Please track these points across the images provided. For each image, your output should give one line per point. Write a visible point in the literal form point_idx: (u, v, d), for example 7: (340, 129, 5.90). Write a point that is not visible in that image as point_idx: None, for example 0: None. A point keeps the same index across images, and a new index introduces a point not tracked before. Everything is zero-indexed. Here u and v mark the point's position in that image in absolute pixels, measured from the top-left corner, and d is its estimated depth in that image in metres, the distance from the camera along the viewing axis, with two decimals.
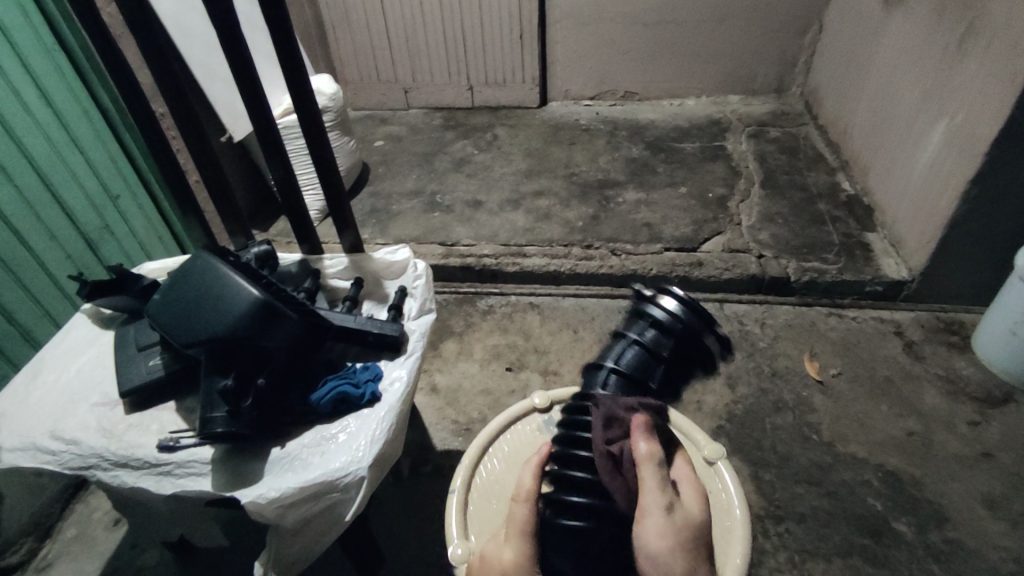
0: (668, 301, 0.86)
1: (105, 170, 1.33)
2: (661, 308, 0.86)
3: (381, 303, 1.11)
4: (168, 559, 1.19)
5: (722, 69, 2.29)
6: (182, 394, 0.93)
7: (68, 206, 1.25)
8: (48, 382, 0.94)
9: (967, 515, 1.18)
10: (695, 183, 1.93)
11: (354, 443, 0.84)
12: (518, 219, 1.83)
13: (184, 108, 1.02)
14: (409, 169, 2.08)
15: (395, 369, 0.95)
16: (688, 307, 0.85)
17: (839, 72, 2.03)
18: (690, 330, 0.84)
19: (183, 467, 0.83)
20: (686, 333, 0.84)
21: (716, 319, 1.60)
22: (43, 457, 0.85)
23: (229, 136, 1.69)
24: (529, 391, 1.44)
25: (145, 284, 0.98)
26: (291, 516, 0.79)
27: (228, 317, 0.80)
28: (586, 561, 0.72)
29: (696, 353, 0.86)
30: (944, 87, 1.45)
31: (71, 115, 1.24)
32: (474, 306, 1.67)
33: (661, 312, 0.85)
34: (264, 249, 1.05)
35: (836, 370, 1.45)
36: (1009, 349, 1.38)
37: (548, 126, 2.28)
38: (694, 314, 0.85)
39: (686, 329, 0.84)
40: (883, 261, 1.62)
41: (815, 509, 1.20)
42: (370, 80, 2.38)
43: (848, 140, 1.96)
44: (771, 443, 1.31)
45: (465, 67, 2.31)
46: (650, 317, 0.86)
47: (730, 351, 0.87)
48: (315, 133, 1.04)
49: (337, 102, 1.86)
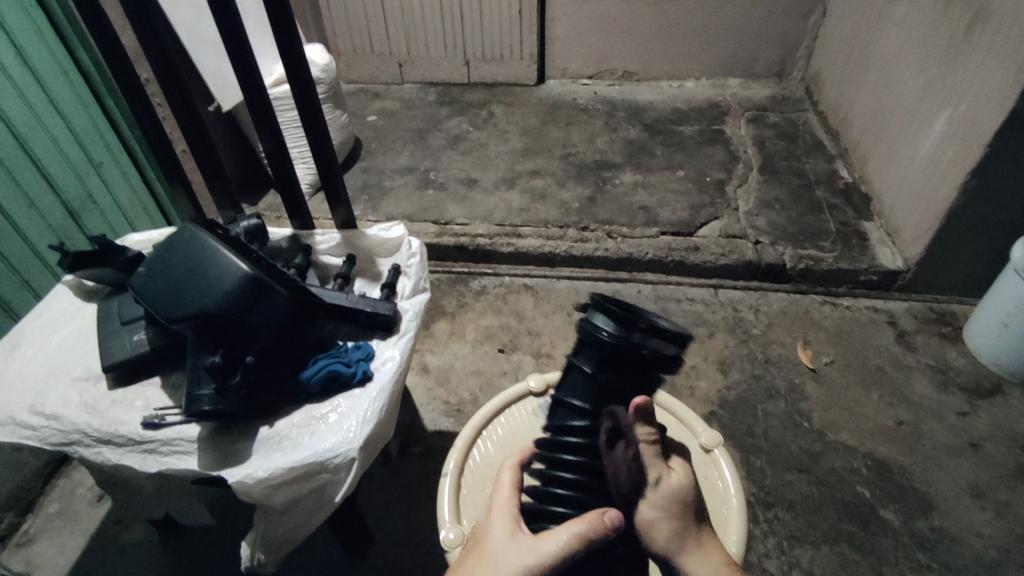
0: (598, 316, 0.67)
1: (87, 136, 1.28)
2: (590, 328, 0.68)
3: (374, 281, 1.09)
4: (153, 535, 1.18)
5: (723, 51, 2.26)
6: (168, 371, 0.91)
7: (48, 173, 1.21)
8: (27, 355, 0.91)
9: (952, 503, 1.19)
10: (694, 167, 1.90)
11: (345, 424, 0.82)
12: (513, 198, 1.80)
13: (171, 73, 0.98)
14: (402, 145, 2.04)
15: (388, 349, 0.93)
16: (614, 319, 0.66)
17: (841, 58, 2.00)
18: (624, 349, 0.65)
19: (169, 444, 0.81)
20: (624, 350, 0.65)
21: (711, 304, 1.59)
22: (22, 432, 0.82)
23: (217, 106, 1.64)
24: (521, 373, 1.43)
25: (129, 256, 0.94)
26: (280, 496, 0.78)
27: (215, 292, 0.78)
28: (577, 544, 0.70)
29: (647, 363, 0.67)
30: (948, 77, 1.43)
31: (51, 78, 1.19)
32: (467, 286, 1.65)
33: (592, 334, 0.67)
34: (254, 223, 1.02)
35: (829, 358, 1.45)
36: (1001, 342, 1.38)
37: (545, 104, 2.24)
38: (625, 321, 0.66)
39: (622, 348, 0.65)
40: (879, 250, 1.62)
41: (804, 495, 1.21)
42: (364, 52, 2.32)
43: (848, 128, 1.94)
44: (762, 430, 1.32)
45: (462, 42, 2.26)
46: (587, 339, 0.69)
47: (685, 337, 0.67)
48: (309, 105, 1.00)
49: (330, 74, 1.81)
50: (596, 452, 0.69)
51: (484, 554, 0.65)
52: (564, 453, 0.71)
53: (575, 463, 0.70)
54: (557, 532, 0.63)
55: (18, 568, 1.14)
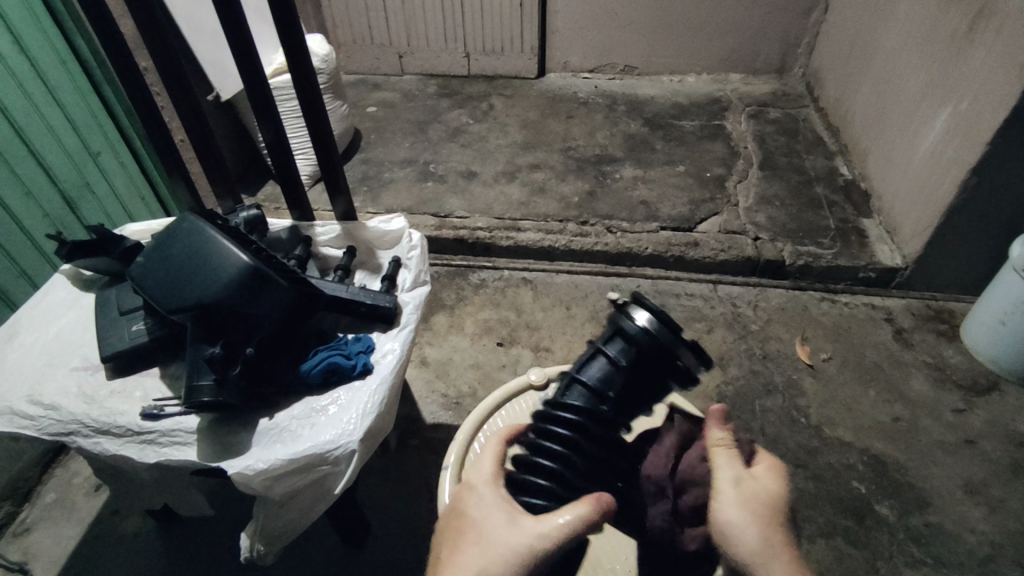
0: (641, 312, 0.71)
1: (84, 124, 1.27)
2: (630, 321, 0.71)
3: (374, 273, 1.08)
4: (151, 526, 1.18)
5: (724, 46, 2.25)
6: (167, 361, 0.91)
7: (45, 161, 1.19)
8: (24, 345, 0.90)
9: (947, 499, 1.20)
10: (694, 162, 1.90)
11: (345, 416, 0.82)
12: (513, 192, 1.80)
13: (170, 61, 0.97)
14: (402, 137, 2.03)
15: (388, 342, 0.93)
16: (659, 322, 0.70)
17: (842, 56, 2.00)
18: (657, 349, 0.69)
19: (168, 435, 0.81)
20: (656, 350, 0.69)
21: (709, 300, 1.59)
22: (20, 422, 0.81)
23: (217, 95, 1.62)
24: (520, 367, 1.43)
25: (128, 246, 0.94)
26: (279, 488, 0.78)
27: (216, 282, 0.78)
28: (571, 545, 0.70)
29: (671, 369, 0.71)
30: (949, 74, 1.43)
31: (47, 65, 1.17)
32: (466, 279, 1.64)
33: (632, 326, 0.70)
34: (253, 214, 1.01)
35: (827, 354, 1.46)
36: (998, 340, 1.38)
37: (545, 97, 2.23)
38: (667, 326, 0.70)
39: (655, 343, 0.69)
40: (878, 247, 1.62)
41: (800, 491, 1.22)
42: (364, 42, 2.30)
43: (848, 125, 1.93)
44: (760, 425, 1.32)
45: (463, 35, 2.25)
46: (623, 331, 0.71)
47: (709, 363, 0.71)
48: (309, 95, 0.99)
49: (329, 64, 1.80)
50: (587, 432, 0.69)
51: (479, 539, 0.66)
52: (557, 427, 0.70)
53: (569, 438, 0.68)
54: (554, 514, 0.65)
55: (15, 557, 1.14)
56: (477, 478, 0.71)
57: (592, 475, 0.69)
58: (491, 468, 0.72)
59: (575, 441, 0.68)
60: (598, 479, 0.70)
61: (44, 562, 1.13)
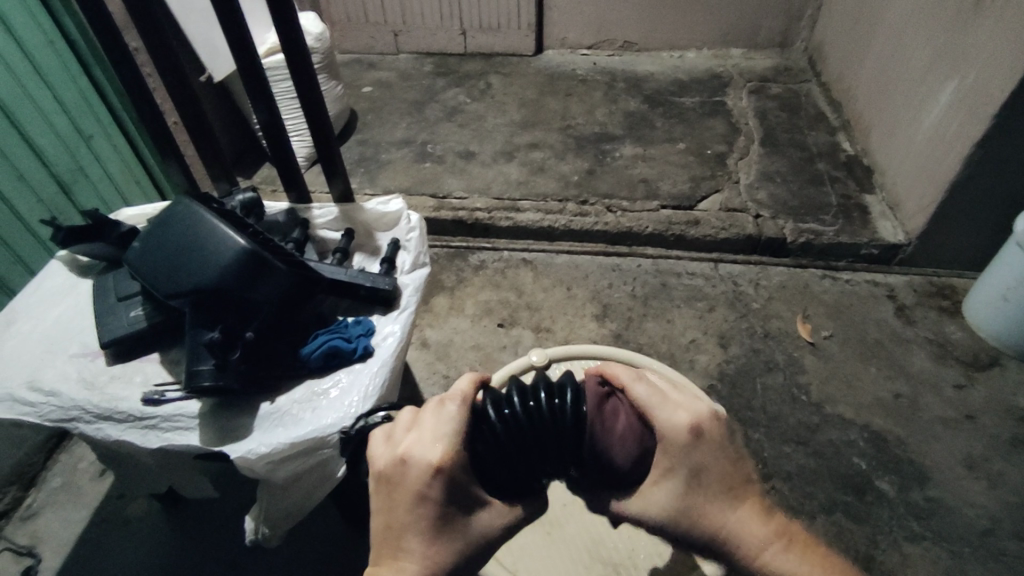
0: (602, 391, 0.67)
1: (76, 107, 1.25)
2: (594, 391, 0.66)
3: (373, 255, 1.07)
4: (156, 510, 1.18)
5: (726, 20, 2.20)
6: (166, 347, 0.90)
7: (36, 144, 1.18)
8: (23, 331, 0.90)
9: (947, 473, 1.21)
10: (694, 139, 1.88)
11: (347, 400, 0.82)
12: (511, 171, 1.78)
13: (161, 42, 0.95)
14: (399, 117, 2.00)
15: (388, 324, 0.92)
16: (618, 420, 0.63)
17: (845, 28, 1.96)
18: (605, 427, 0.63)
19: (170, 420, 0.81)
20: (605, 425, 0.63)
21: (710, 278, 1.58)
22: (21, 409, 0.81)
23: (209, 76, 1.60)
24: (521, 348, 1.43)
25: (123, 231, 0.93)
26: (282, 471, 0.78)
27: (214, 269, 0.77)
28: (497, 480, 0.62)
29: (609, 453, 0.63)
30: (955, 45, 1.40)
31: (35, 45, 1.14)
32: (465, 260, 1.63)
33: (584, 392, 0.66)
34: (250, 197, 1.00)
35: (828, 332, 1.45)
36: (999, 315, 1.38)
37: (543, 75, 2.19)
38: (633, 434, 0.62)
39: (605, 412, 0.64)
40: (880, 224, 1.61)
41: (801, 467, 1.22)
42: (358, 21, 2.26)
43: (851, 100, 1.91)
44: (761, 403, 1.32)
45: (458, 11, 2.20)
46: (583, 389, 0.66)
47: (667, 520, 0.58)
48: (303, 75, 0.97)
49: (324, 43, 1.77)
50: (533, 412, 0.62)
51: (431, 564, 0.57)
52: (555, 395, 0.64)
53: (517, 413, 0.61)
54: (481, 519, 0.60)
55: (23, 540, 1.15)
56: (430, 458, 0.57)
57: (517, 460, 0.61)
58: (437, 440, 0.58)
59: (548, 414, 0.62)
60: (520, 472, 0.62)
61: (52, 545, 1.14)
